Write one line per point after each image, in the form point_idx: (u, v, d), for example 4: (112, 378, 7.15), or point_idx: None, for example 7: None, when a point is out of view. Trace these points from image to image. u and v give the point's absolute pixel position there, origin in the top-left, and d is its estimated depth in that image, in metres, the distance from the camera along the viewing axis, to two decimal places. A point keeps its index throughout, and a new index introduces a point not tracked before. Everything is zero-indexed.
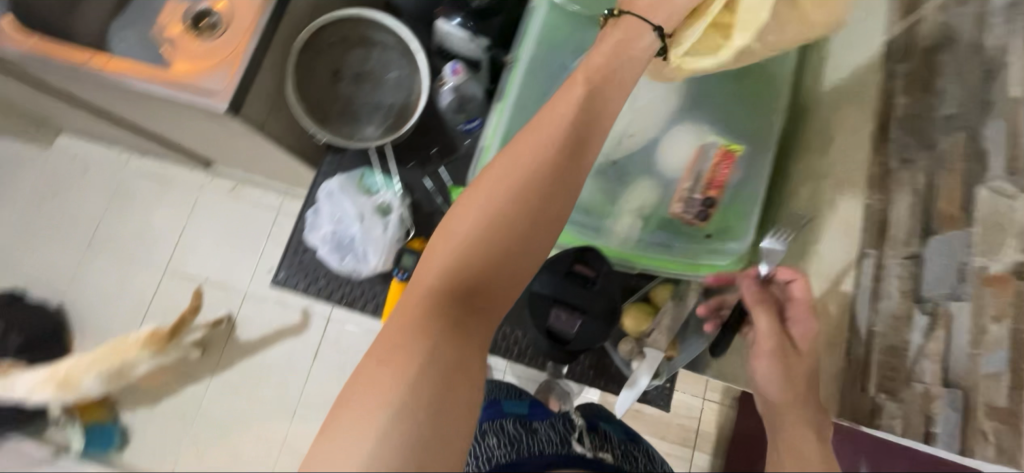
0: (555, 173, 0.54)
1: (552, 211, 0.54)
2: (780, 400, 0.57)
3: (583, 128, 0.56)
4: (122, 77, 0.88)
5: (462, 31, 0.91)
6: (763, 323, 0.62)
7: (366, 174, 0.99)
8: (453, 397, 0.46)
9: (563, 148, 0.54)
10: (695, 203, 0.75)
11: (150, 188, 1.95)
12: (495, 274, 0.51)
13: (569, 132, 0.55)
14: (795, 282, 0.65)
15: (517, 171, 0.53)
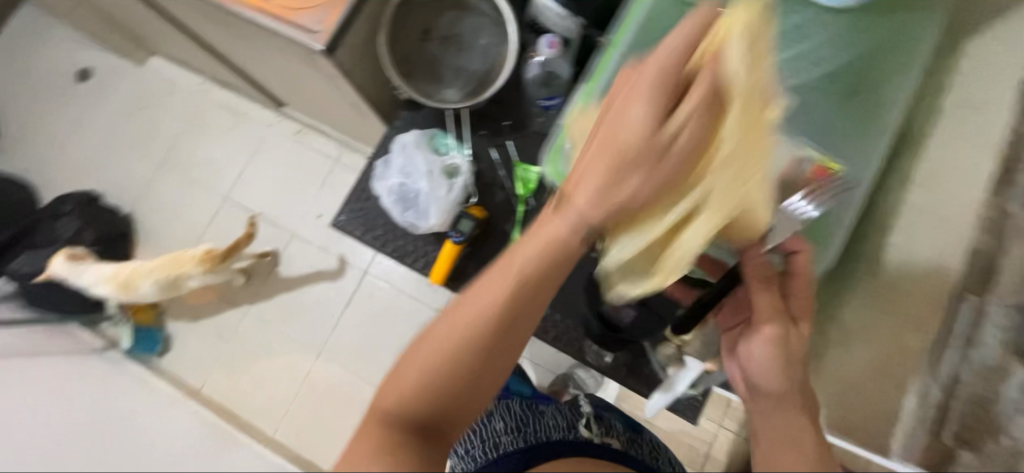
0: (513, 317, 0.56)
1: (508, 348, 0.58)
2: (774, 385, 0.58)
3: (547, 274, 0.57)
4: (231, 4, 0.93)
5: (559, 8, 0.90)
6: (763, 306, 0.58)
7: (438, 135, 1.01)
8: None
9: (524, 295, 0.56)
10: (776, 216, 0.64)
11: (224, 119, 2.05)
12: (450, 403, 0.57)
13: (532, 281, 0.56)
14: (798, 254, 0.59)
15: (478, 314, 0.56)
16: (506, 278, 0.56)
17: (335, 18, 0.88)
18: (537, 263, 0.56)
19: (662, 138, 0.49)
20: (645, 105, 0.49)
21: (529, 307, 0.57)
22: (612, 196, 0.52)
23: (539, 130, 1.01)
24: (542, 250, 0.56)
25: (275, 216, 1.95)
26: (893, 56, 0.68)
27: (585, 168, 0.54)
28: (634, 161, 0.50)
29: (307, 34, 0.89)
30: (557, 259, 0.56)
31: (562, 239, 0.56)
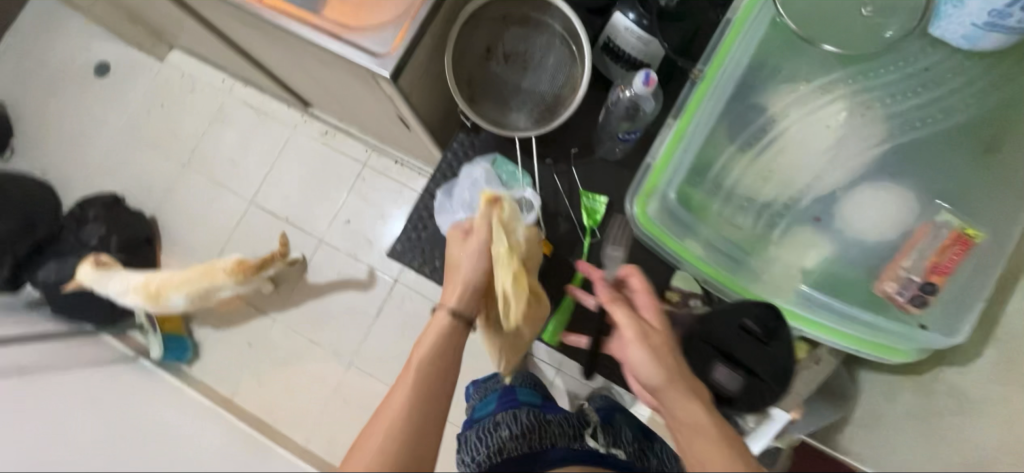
0: (407, 451, 0.63)
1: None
2: (663, 387, 0.57)
3: (428, 404, 0.66)
4: (289, 23, 0.87)
5: (641, 32, 0.84)
6: (624, 319, 0.61)
7: (500, 162, 0.96)
8: None
9: (411, 430, 0.64)
10: (910, 284, 0.62)
11: (246, 118, 1.91)
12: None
13: (414, 414, 0.65)
14: (633, 277, 0.67)
15: (369, 456, 0.62)
16: (387, 414, 0.65)
17: (402, 40, 0.83)
18: (412, 394, 0.66)
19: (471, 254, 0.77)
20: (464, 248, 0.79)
21: (421, 437, 0.64)
22: (460, 285, 0.77)
23: (605, 159, 0.97)
24: (430, 343, 0.72)
25: (302, 222, 1.85)
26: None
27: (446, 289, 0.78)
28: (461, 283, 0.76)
29: (372, 58, 0.83)
30: (427, 391, 0.67)
31: (428, 366, 0.69)
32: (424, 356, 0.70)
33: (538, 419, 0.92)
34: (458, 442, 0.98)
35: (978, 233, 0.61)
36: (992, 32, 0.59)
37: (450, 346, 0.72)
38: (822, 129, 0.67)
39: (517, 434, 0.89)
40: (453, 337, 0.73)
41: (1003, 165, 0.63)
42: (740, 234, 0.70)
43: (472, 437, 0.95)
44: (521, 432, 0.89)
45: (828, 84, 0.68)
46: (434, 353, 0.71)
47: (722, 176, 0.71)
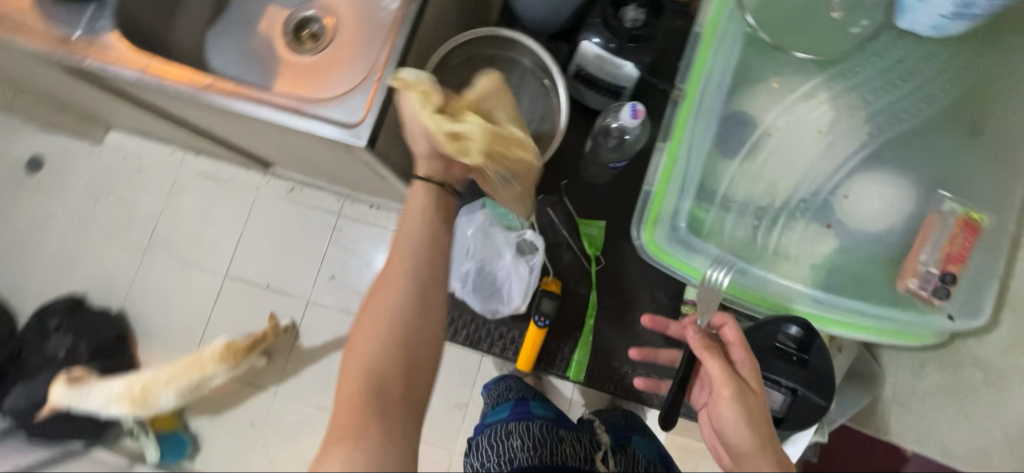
0: (410, 325, 0.62)
1: (419, 346, 0.62)
2: (745, 446, 0.55)
3: (425, 281, 0.65)
4: (247, 106, 0.82)
5: (610, 55, 0.84)
6: (716, 371, 0.58)
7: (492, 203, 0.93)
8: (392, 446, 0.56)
9: (410, 307, 0.63)
10: (930, 277, 0.62)
11: (203, 190, 1.76)
12: (393, 412, 0.58)
13: (411, 287, 0.64)
14: (725, 326, 0.63)
15: (373, 332, 0.62)
16: (386, 292, 0.64)
17: (373, 106, 0.80)
18: (408, 271, 0.64)
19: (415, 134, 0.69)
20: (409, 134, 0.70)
21: (422, 313, 0.63)
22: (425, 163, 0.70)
23: (595, 182, 0.96)
24: (416, 224, 0.68)
25: (284, 286, 1.71)
26: (1009, 81, 0.65)
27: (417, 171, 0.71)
28: (422, 161, 0.70)
29: (345, 129, 0.80)
30: (424, 270, 0.65)
31: (419, 241, 0.67)
32: (416, 230, 0.67)
33: (550, 435, 0.88)
34: (468, 446, 0.96)
35: (984, 217, 0.62)
36: (958, 21, 0.61)
37: (434, 225, 0.68)
38: (811, 134, 0.68)
39: (527, 446, 0.85)
40: (434, 215, 0.69)
41: (990, 143, 0.65)
42: (754, 246, 0.69)
43: (483, 443, 0.92)
44: (533, 445, 0.85)
45: (811, 89, 0.69)
46: (425, 222, 0.68)
47: (724, 191, 0.70)
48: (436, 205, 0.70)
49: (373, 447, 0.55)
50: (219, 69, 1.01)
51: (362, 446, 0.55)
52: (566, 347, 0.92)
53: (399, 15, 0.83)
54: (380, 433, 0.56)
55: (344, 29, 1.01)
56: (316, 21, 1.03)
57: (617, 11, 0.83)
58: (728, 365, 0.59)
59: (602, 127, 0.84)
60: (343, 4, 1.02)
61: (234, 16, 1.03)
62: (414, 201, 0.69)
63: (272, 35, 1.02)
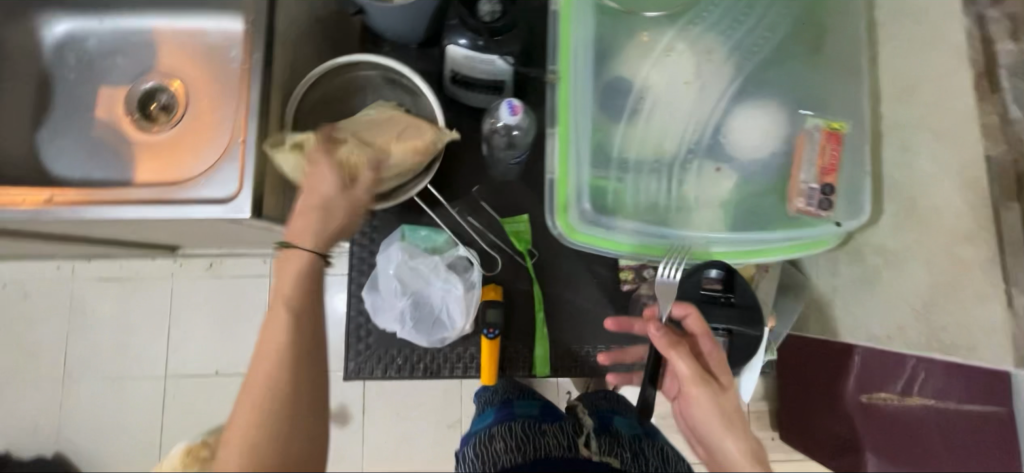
0: (291, 424, 0.57)
1: (302, 437, 0.58)
2: (714, 431, 0.63)
3: (298, 373, 0.59)
4: (102, 211, 0.74)
5: (478, 53, 0.82)
6: (684, 368, 0.65)
7: (408, 231, 0.90)
8: None
9: (287, 402, 0.58)
10: (813, 193, 0.66)
11: (109, 295, 1.53)
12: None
13: (280, 387, 0.58)
14: (690, 317, 0.69)
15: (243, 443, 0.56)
16: (255, 394, 0.57)
17: (244, 174, 0.74)
18: (276, 365, 0.58)
19: (340, 203, 0.68)
20: (303, 227, 0.66)
21: (304, 406, 0.59)
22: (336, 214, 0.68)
23: (506, 178, 0.95)
24: (293, 276, 0.64)
25: (234, 367, 1.53)
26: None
27: (310, 225, 0.66)
28: (341, 211, 0.68)
29: (223, 205, 0.73)
30: (296, 361, 0.59)
31: (282, 332, 0.60)
32: (282, 320, 0.60)
33: (532, 430, 0.86)
34: (455, 459, 0.92)
35: (843, 125, 0.65)
36: None
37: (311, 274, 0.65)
38: (680, 87, 0.70)
39: (509, 445, 0.83)
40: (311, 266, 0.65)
41: (838, 49, 0.68)
42: (660, 209, 0.71)
43: (467, 453, 0.88)
44: (515, 442, 0.83)
45: (668, 43, 0.71)
46: (295, 304, 0.62)
47: (619, 166, 0.71)
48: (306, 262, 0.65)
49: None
50: (65, 174, 0.89)
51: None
52: (524, 347, 0.92)
53: (245, 67, 0.76)
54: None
55: (196, 93, 0.92)
56: (161, 92, 0.93)
57: (472, 9, 0.80)
58: (693, 360, 0.66)
59: (491, 128, 0.87)
60: (186, 66, 0.92)
61: (63, 110, 0.91)
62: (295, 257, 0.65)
63: (115, 120, 0.92)
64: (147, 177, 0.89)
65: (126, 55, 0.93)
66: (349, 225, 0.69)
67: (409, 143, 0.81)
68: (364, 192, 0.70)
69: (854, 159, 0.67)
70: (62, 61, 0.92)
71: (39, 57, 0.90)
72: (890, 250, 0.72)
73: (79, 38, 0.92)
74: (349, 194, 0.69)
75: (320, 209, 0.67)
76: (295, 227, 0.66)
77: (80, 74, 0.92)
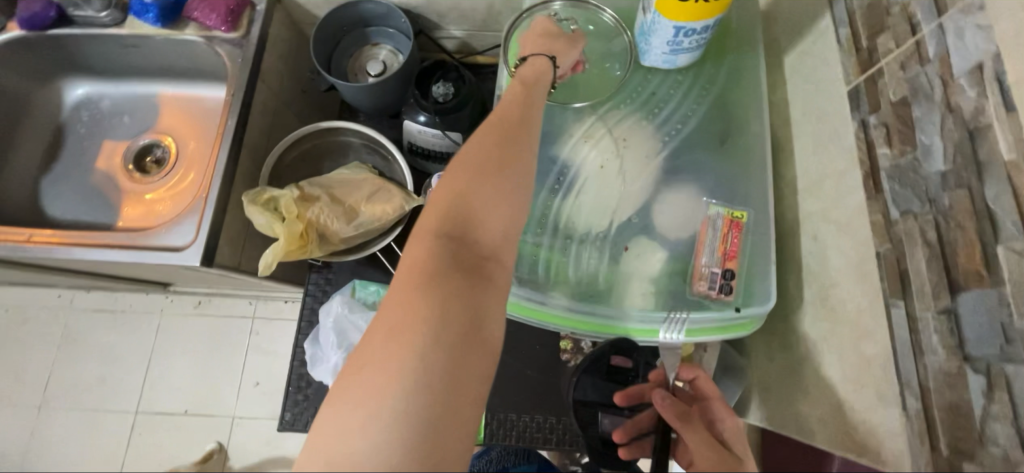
0: (504, 210, 0.53)
1: (501, 226, 0.53)
2: None
3: (516, 165, 0.55)
4: (73, 251, 0.80)
5: (433, 129, 0.90)
6: (692, 440, 0.63)
7: (359, 286, 0.93)
8: (475, 335, 0.47)
9: (499, 186, 0.53)
10: (715, 277, 0.68)
11: (101, 325, 1.59)
12: (472, 293, 0.49)
13: (492, 169, 0.53)
14: (698, 379, 0.72)
15: (446, 214, 0.51)
16: (466, 168, 0.53)
17: (201, 225, 0.81)
18: (497, 149, 0.55)
19: (563, 39, 0.70)
20: (539, 45, 0.69)
21: (517, 198, 0.54)
22: (553, 44, 0.70)
23: None
24: (522, 98, 0.61)
25: (205, 407, 1.53)
26: (750, 85, 0.74)
27: (539, 46, 0.70)
28: (559, 44, 0.70)
29: (177, 253, 0.80)
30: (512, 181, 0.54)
31: (510, 120, 0.57)
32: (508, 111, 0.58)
33: None
34: None
35: (742, 214, 0.69)
36: (680, 55, 0.71)
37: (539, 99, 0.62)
38: (600, 170, 0.75)
39: None
40: (542, 90, 0.64)
41: (750, 140, 0.73)
42: (587, 281, 0.74)
43: None
44: None
45: (589, 129, 0.76)
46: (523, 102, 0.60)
47: (550, 237, 0.75)
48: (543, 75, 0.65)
49: (442, 326, 0.45)
50: (58, 215, 0.99)
51: (432, 321, 0.45)
52: None
53: (219, 132, 0.86)
54: (456, 314, 0.46)
55: (186, 151, 1.03)
56: (155, 147, 1.04)
57: (428, 90, 0.90)
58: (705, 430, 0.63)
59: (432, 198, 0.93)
60: (182, 127, 1.04)
61: (69, 158, 1.03)
62: (537, 64, 0.66)
63: (111, 170, 1.02)
64: (130, 223, 0.97)
65: (132, 115, 1.05)
66: (569, 55, 0.71)
67: (378, 206, 0.88)
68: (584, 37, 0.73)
69: (762, 245, 0.70)
70: (78, 117, 1.05)
71: (58, 114, 1.04)
72: (809, 339, 0.71)
73: (96, 99, 1.05)
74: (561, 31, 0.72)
75: (549, 37, 0.70)
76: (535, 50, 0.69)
77: (92, 129, 1.05)
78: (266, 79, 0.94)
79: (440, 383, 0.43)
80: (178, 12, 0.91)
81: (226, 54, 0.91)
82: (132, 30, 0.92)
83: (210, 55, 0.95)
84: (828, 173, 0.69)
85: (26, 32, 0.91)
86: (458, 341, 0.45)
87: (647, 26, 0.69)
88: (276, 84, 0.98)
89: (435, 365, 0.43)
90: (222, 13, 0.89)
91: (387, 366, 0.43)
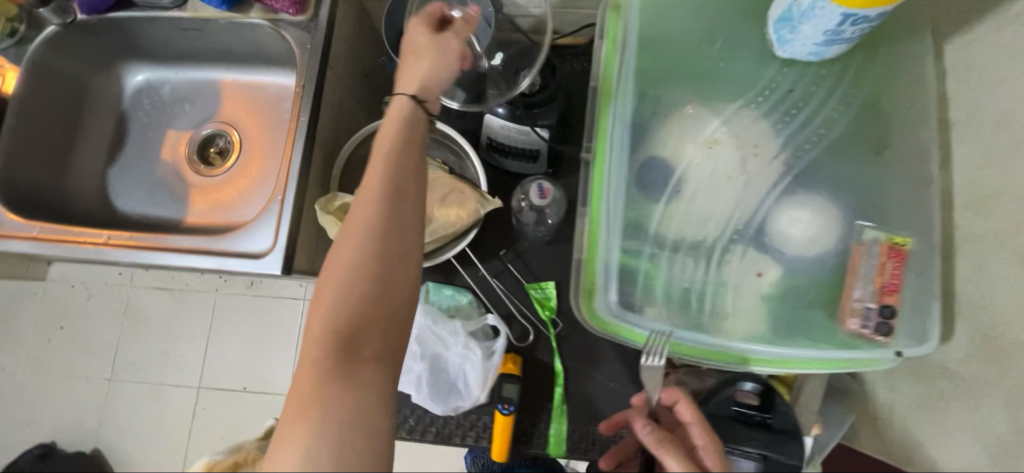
0: (378, 300, 0.54)
1: (382, 329, 0.54)
2: None
3: (389, 267, 0.55)
4: (148, 256, 0.78)
5: (516, 122, 0.83)
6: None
7: (432, 290, 0.90)
8: (359, 429, 0.50)
9: (373, 293, 0.54)
10: (871, 314, 0.56)
11: (162, 304, 1.44)
12: (355, 405, 0.50)
13: (359, 285, 0.54)
14: (679, 405, 0.58)
15: (322, 333, 0.52)
16: (334, 284, 0.54)
17: (279, 230, 0.77)
18: (363, 257, 0.54)
19: (430, 54, 0.67)
20: (409, 76, 0.65)
21: (393, 305, 0.55)
22: (420, 64, 0.66)
23: (536, 242, 0.93)
24: (384, 164, 0.59)
25: (262, 384, 1.43)
26: (910, 82, 0.62)
27: (407, 74, 0.66)
28: (420, 63, 0.66)
29: (256, 260, 0.76)
30: (381, 268, 0.55)
31: (375, 221, 0.56)
32: (371, 209, 0.56)
33: None
34: None
35: (907, 241, 0.57)
36: (832, 46, 0.59)
37: (408, 163, 0.60)
38: (725, 181, 0.64)
39: None
40: (408, 152, 0.61)
41: (909, 147, 0.61)
42: (691, 298, 0.64)
43: None
44: None
45: (712, 131, 0.66)
46: (388, 192, 0.57)
47: (653, 244, 0.66)
48: (411, 127, 0.63)
49: (319, 434, 0.48)
50: (126, 209, 0.96)
51: (310, 450, 0.48)
52: (540, 421, 0.87)
53: (291, 129, 0.80)
54: (335, 436, 0.49)
55: (248, 143, 0.98)
56: (216, 139, 0.99)
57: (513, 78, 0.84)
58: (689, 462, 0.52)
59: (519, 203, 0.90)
60: (243, 117, 0.99)
61: (133, 149, 0.99)
62: (392, 119, 0.62)
63: (176, 162, 0.99)
64: (197, 220, 0.94)
65: (192, 103, 1.00)
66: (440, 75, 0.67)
67: (452, 211, 0.82)
68: (455, 37, 0.69)
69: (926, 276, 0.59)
70: (138, 104, 1.00)
71: (120, 101, 1.00)
72: (961, 378, 0.64)
73: (155, 85, 1.00)
74: (423, 40, 0.68)
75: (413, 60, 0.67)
76: (399, 93, 0.65)
77: (152, 118, 1.01)
78: (335, 67, 0.87)
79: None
80: None
81: (293, 40, 0.84)
82: (195, 13, 0.86)
83: (276, 40, 0.88)
84: (1012, 192, 0.58)
85: (86, 16, 0.87)
86: (338, 445, 0.48)
87: (798, 13, 0.57)
88: (343, 72, 0.90)
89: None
90: None
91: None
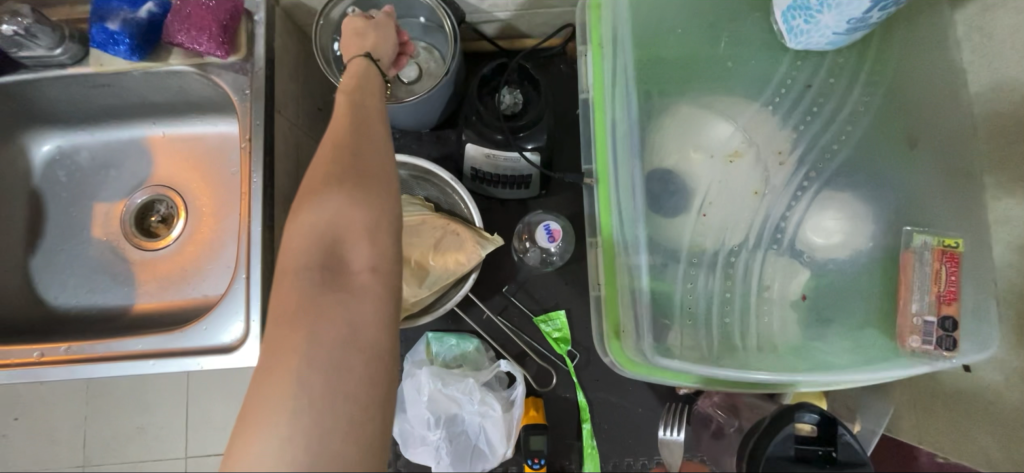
0: (358, 212, 0.47)
1: (371, 242, 0.47)
2: None
3: (368, 173, 0.49)
4: (96, 367, 0.66)
5: (503, 150, 0.73)
6: None
7: (435, 340, 0.81)
8: (352, 359, 0.43)
9: (349, 201, 0.47)
10: (930, 330, 0.52)
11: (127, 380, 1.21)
12: (346, 329, 0.44)
13: (334, 198, 0.47)
14: None
15: (302, 253, 0.46)
16: (309, 202, 0.48)
17: (249, 316, 0.66)
18: (336, 170, 0.48)
19: (369, 30, 0.60)
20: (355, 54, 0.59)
21: (377, 215, 0.48)
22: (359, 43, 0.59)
23: (538, 269, 0.85)
24: (348, 85, 0.54)
25: None
26: (929, 65, 0.58)
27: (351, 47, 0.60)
28: (360, 41, 0.59)
29: (228, 355, 0.65)
30: (356, 181, 0.48)
31: (344, 135, 0.50)
32: (342, 119, 0.51)
33: None
34: None
35: (958, 242, 0.53)
36: (851, 34, 0.53)
37: (370, 86, 0.56)
38: (754, 197, 0.58)
39: None
40: (369, 78, 0.56)
41: (938, 136, 0.56)
42: (733, 332, 0.58)
43: None
44: None
45: (730, 140, 0.59)
46: (355, 110, 0.52)
47: (684, 265, 0.58)
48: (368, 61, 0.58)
49: (308, 362, 0.42)
50: (59, 303, 0.82)
51: (300, 373, 0.42)
52: (572, 463, 0.80)
53: (244, 193, 0.68)
54: (327, 355, 0.42)
55: (194, 204, 0.85)
56: (156, 206, 0.86)
57: (493, 95, 0.74)
58: None
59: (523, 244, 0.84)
60: (184, 176, 0.85)
61: (57, 232, 0.84)
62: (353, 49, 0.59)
63: (111, 239, 0.85)
64: (148, 303, 0.82)
65: (119, 168, 0.86)
66: (388, 41, 0.61)
67: (449, 256, 0.73)
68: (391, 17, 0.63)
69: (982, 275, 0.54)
70: (54, 179, 0.85)
71: (30, 177, 0.84)
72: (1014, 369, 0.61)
73: (71, 152, 0.85)
74: (353, 22, 0.60)
75: (357, 32, 0.60)
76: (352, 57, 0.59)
77: (73, 191, 0.86)
78: (282, 111, 0.75)
79: (317, 422, 0.41)
80: (154, 37, 0.71)
81: (228, 86, 0.71)
82: (100, 66, 0.72)
83: (206, 86, 0.75)
84: None
85: None
86: (331, 369, 0.42)
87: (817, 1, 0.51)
88: (293, 112, 0.78)
89: (311, 414, 0.41)
90: (214, 33, 0.68)
91: (269, 419, 0.41)
